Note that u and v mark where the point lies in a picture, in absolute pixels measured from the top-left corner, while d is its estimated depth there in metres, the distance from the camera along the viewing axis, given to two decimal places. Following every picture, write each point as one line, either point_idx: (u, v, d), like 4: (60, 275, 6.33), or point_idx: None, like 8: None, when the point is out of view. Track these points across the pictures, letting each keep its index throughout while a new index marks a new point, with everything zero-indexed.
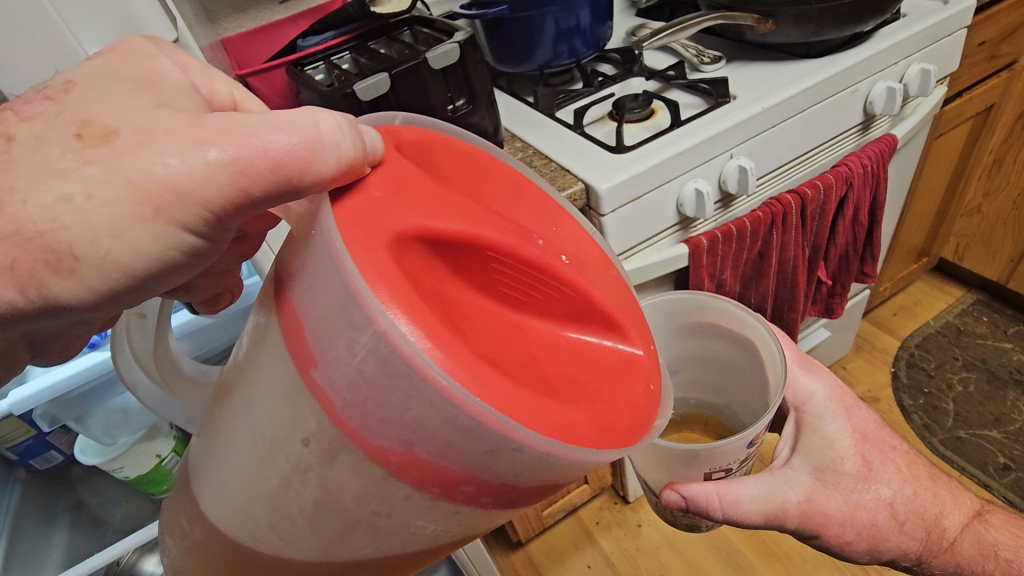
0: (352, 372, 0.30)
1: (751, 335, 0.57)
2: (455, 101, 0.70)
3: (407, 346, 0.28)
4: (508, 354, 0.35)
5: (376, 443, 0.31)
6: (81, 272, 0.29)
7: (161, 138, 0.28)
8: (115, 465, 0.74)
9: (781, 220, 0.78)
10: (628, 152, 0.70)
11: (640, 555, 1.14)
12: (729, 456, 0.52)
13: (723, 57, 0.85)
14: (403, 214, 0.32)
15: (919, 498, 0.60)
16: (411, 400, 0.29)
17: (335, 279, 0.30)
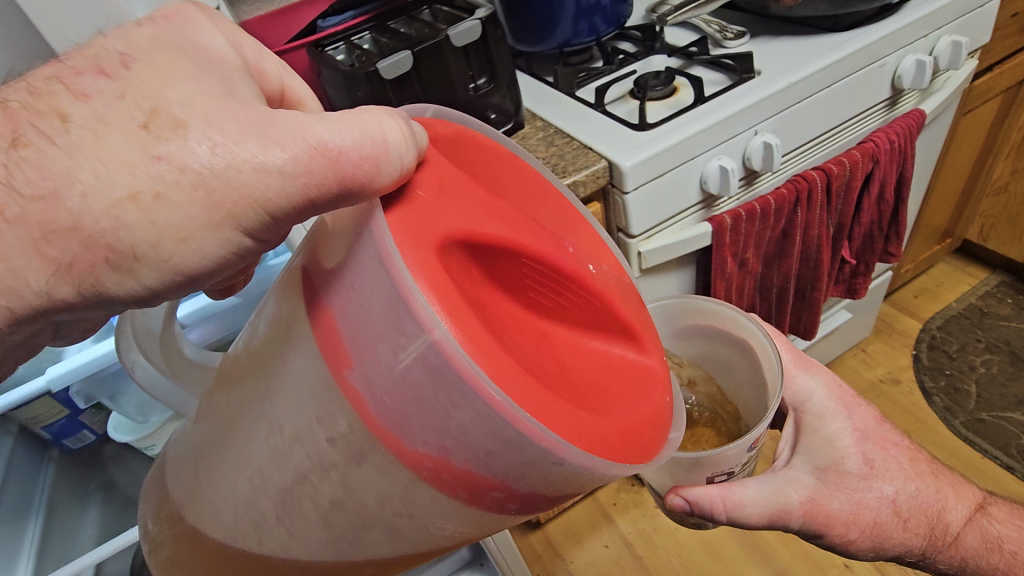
0: (395, 376, 0.30)
1: (750, 337, 0.57)
2: (476, 80, 0.70)
3: (459, 356, 0.28)
4: (537, 364, 0.35)
5: (410, 446, 0.32)
6: (139, 272, 0.29)
7: (236, 137, 0.28)
8: (147, 443, 0.76)
9: (806, 198, 0.77)
10: (651, 130, 0.69)
11: (658, 535, 1.15)
12: (732, 460, 0.51)
13: (747, 32, 0.84)
14: (449, 219, 0.32)
15: (927, 498, 0.61)
16: (456, 410, 0.29)
17: (383, 282, 0.30)
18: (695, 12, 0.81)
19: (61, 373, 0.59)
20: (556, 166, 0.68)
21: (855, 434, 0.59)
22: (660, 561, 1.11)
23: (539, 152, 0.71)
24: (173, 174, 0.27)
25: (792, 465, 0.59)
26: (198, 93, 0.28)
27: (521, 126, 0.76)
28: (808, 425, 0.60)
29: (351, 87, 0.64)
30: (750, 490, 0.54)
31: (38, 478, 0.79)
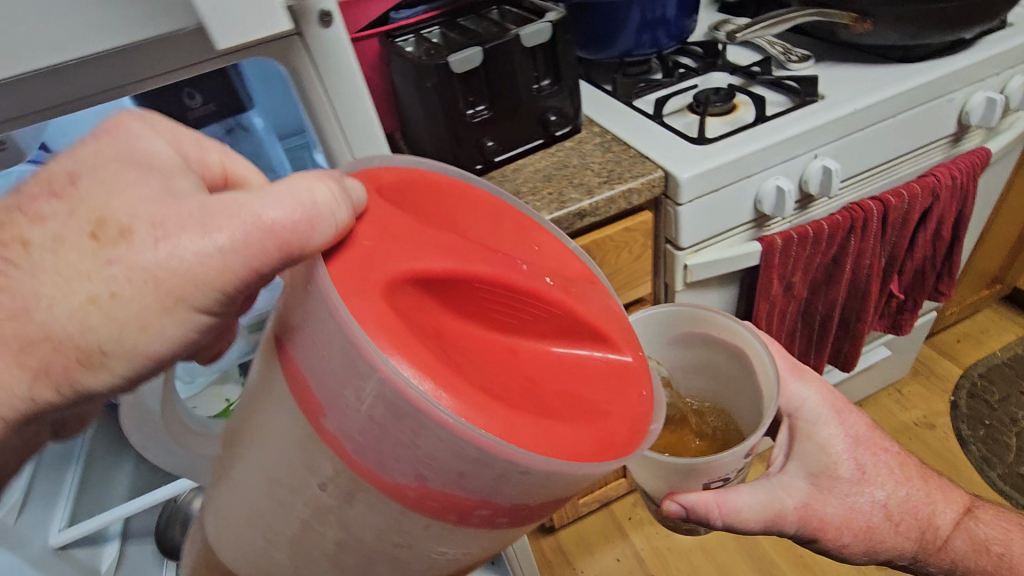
0: (362, 418, 0.31)
1: (744, 345, 0.62)
2: (540, 81, 0.71)
3: (412, 390, 0.29)
4: (500, 385, 0.34)
5: (384, 479, 0.33)
6: (109, 364, 0.30)
7: (175, 231, 0.29)
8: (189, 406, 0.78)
9: (860, 226, 0.76)
10: (709, 144, 0.69)
11: (670, 554, 1.14)
12: (727, 464, 0.55)
13: (811, 56, 0.83)
14: (394, 259, 0.32)
15: (917, 505, 0.62)
16: (420, 436, 0.30)
17: (335, 332, 0.31)
18: (761, 33, 0.80)
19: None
20: (611, 171, 0.68)
21: (846, 443, 0.61)
22: None
23: (595, 157, 0.72)
24: (131, 276, 0.28)
25: (785, 470, 0.61)
26: (142, 198, 0.29)
27: (578, 130, 0.77)
28: (802, 434, 0.62)
29: (419, 78, 0.65)
30: (746, 496, 0.57)
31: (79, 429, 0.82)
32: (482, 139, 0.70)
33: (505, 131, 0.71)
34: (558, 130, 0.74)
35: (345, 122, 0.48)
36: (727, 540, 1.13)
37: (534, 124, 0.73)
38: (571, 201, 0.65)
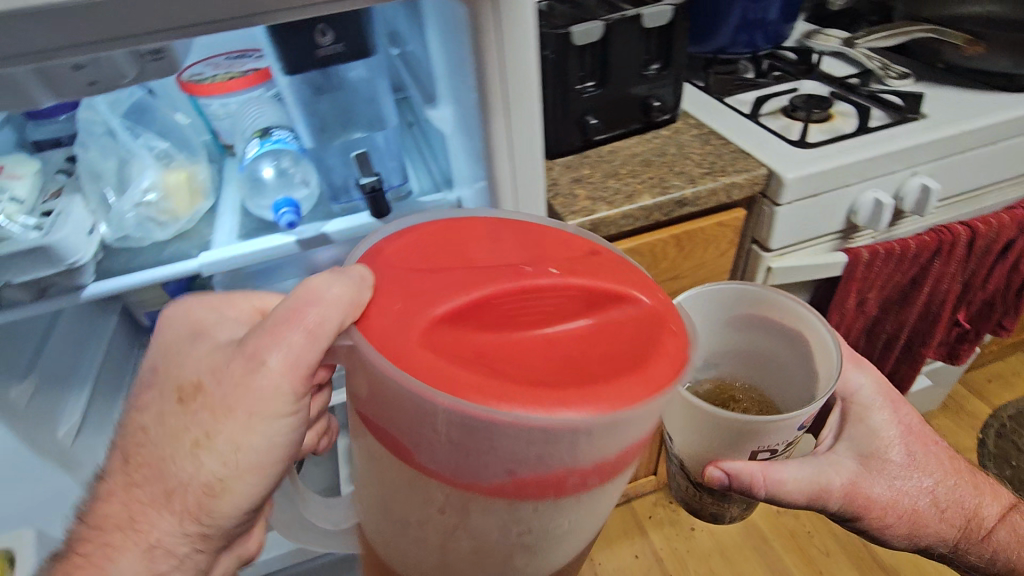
0: (445, 445, 0.32)
1: (802, 326, 0.62)
2: (649, 65, 0.71)
3: (468, 410, 0.29)
4: (532, 377, 0.30)
5: (476, 479, 0.33)
6: (229, 488, 0.36)
7: (227, 369, 0.35)
8: None
9: (946, 250, 0.75)
10: (811, 149, 0.69)
11: (690, 557, 1.14)
12: (781, 435, 0.56)
13: (910, 74, 0.83)
14: (415, 308, 0.32)
15: (960, 496, 0.64)
16: (493, 440, 0.30)
17: (392, 388, 0.31)
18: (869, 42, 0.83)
19: (224, 259, 0.61)
20: (713, 163, 0.68)
21: (894, 427, 0.62)
22: None
23: (694, 148, 0.71)
24: (219, 416, 0.35)
25: (833, 450, 0.62)
26: (201, 357, 0.36)
27: (672, 121, 0.76)
28: (853, 416, 0.63)
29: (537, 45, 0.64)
30: (795, 466, 0.58)
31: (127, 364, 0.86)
32: (586, 116, 0.70)
33: (606, 112, 0.71)
34: (658, 118, 0.74)
35: (510, 66, 0.46)
36: (746, 549, 1.14)
37: (634, 109, 0.72)
38: (673, 188, 0.65)
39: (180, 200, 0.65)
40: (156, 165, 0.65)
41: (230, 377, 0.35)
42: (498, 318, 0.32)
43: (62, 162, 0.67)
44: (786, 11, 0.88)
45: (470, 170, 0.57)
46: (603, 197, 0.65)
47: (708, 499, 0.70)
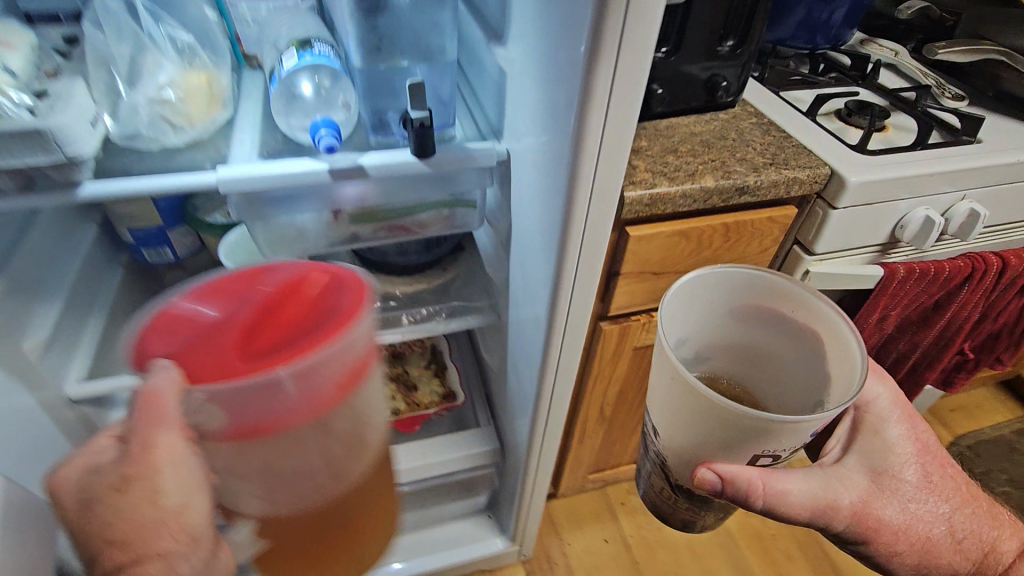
0: (300, 404, 0.38)
1: (816, 320, 0.60)
2: (725, 41, 0.67)
3: (294, 370, 0.36)
4: (308, 337, 0.37)
5: (329, 402, 0.39)
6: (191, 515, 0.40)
7: (138, 456, 0.39)
8: None
9: (976, 278, 0.75)
10: (873, 155, 0.67)
11: (659, 546, 1.16)
12: (791, 439, 0.54)
13: (965, 97, 0.82)
14: (215, 366, 0.37)
15: (969, 526, 0.63)
16: (314, 378, 0.37)
17: (248, 404, 0.36)
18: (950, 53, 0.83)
19: (250, 178, 0.54)
20: (775, 155, 0.65)
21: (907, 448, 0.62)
22: (655, 571, 1.12)
23: (755, 136, 0.68)
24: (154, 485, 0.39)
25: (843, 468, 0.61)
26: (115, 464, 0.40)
27: (733, 105, 0.73)
28: (867, 429, 0.64)
29: None
30: (793, 474, 0.58)
31: (104, 281, 0.77)
32: (652, 86, 0.66)
33: (671, 83, 0.67)
34: (722, 99, 0.70)
35: (640, 21, 0.40)
36: (713, 543, 1.17)
37: (699, 86, 0.68)
38: (735, 174, 0.61)
39: (198, 106, 0.57)
40: (176, 62, 0.57)
41: (146, 461, 0.38)
42: (270, 311, 0.38)
43: (60, 41, 0.58)
44: (852, 16, 0.85)
45: (537, 118, 0.52)
46: (663, 172, 0.61)
47: (680, 502, 0.70)
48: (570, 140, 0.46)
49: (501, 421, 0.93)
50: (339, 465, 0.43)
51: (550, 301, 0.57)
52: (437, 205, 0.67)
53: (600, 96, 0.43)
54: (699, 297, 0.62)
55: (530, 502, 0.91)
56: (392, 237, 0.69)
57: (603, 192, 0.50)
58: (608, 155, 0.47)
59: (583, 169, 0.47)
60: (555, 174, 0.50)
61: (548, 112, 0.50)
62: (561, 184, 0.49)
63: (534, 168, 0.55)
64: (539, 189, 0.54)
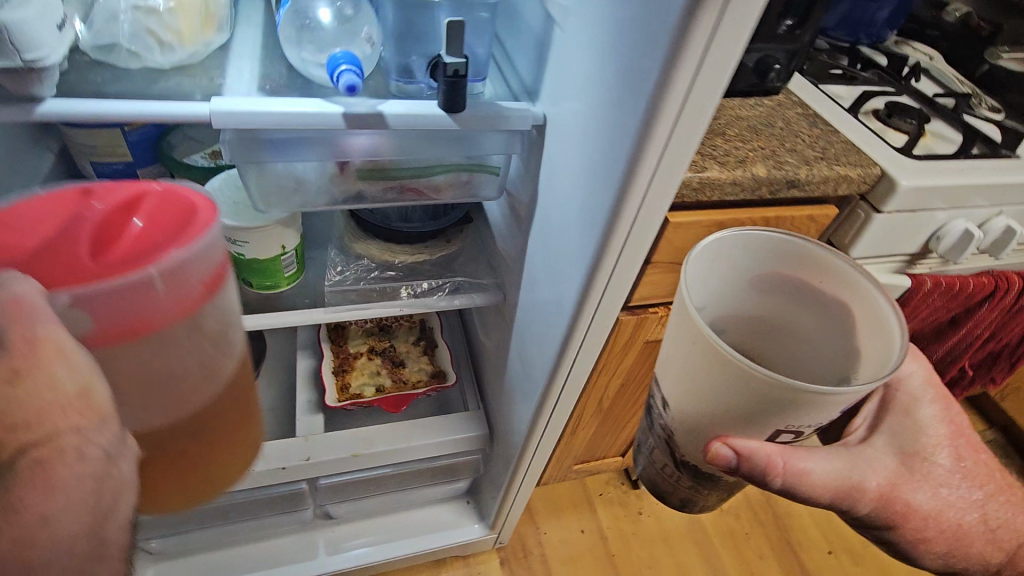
0: (172, 305, 0.33)
1: (846, 288, 0.51)
2: (784, 19, 0.62)
3: (168, 265, 0.31)
4: (165, 240, 0.32)
5: (198, 304, 0.35)
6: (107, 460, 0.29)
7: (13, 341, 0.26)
8: (237, 238, 0.62)
9: (997, 296, 0.74)
10: (920, 160, 0.63)
11: (634, 539, 1.15)
12: (825, 413, 0.44)
13: (1002, 112, 0.79)
14: (60, 275, 0.30)
15: (1006, 517, 0.63)
16: (187, 275, 0.33)
17: (109, 309, 0.30)
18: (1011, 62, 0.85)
19: (249, 113, 0.46)
20: (825, 148, 0.60)
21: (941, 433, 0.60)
22: (630, 564, 1.12)
23: (801, 126, 0.63)
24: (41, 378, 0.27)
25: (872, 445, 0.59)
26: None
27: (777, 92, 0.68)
28: (897, 411, 0.62)
29: None
30: (812, 452, 0.51)
31: None
32: None
33: None
34: (771, 83, 0.65)
35: None
36: (688, 539, 1.16)
37: (749, 67, 0.63)
38: (787, 166, 0.56)
39: (190, 22, 0.48)
40: None
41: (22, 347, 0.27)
42: (114, 220, 0.32)
43: None
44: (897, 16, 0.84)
45: (594, 78, 0.46)
46: (711, 155, 0.55)
47: (685, 480, 0.59)
48: (641, 106, 0.40)
49: (493, 407, 0.88)
50: (213, 367, 0.39)
51: (583, 285, 0.52)
52: (455, 167, 0.60)
53: (693, 53, 0.36)
54: (714, 263, 0.50)
55: (517, 491, 0.87)
56: (403, 200, 0.62)
57: (667, 170, 0.44)
58: (684, 128, 0.40)
59: (653, 141, 0.41)
60: (613, 144, 0.44)
61: (612, 71, 0.43)
62: (621, 156, 0.43)
63: (581, 136, 0.49)
64: (587, 160, 0.48)
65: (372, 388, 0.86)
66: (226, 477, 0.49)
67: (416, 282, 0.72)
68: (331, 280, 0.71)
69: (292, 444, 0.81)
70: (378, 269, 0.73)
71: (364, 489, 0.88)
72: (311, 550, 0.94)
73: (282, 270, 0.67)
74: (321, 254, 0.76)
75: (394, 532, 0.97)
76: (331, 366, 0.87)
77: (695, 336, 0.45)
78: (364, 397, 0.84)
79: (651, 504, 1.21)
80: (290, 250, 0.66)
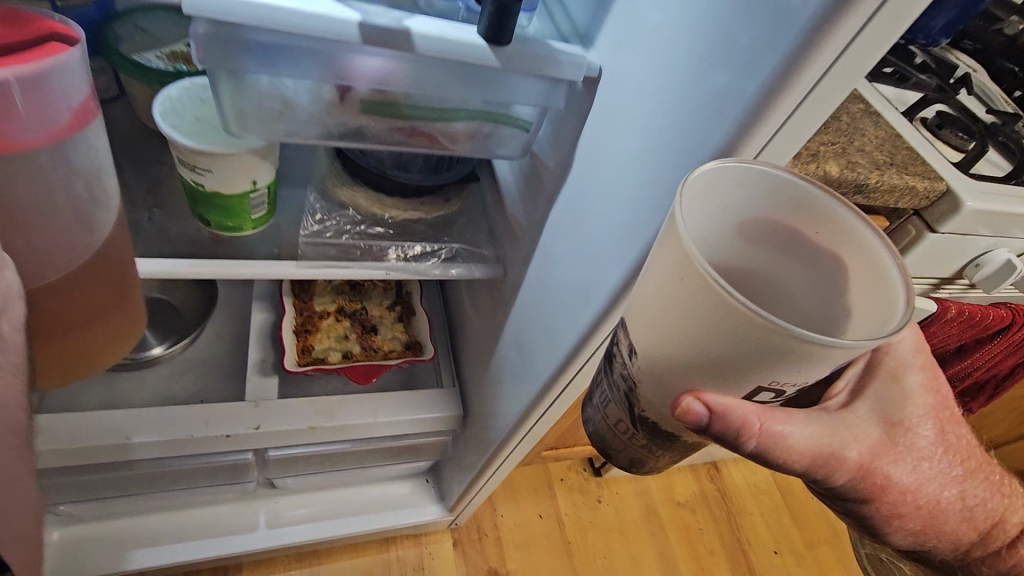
0: (28, 129, 0.28)
1: (841, 240, 0.34)
2: None
3: (25, 74, 0.26)
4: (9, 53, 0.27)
5: (55, 137, 0.29)
6: None
7: None
8: (198, 164, 0.50)
9: (1004, 330, 0.72)
10: (982, 179, 0.58)
11: (591, 526, 1.12)
12: (806, 368, 0.30)
13: None
14: None
15: (986, 495, 0.49)
16: (45, 95, 0.28)
17: None
18: None
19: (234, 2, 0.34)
20: (892, 152, 0.54)
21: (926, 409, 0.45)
22: (584, 552, 1.09)
23: (866, 123, 0.56)
24: None
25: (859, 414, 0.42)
26: None
27: None
28: (885, 379, 0.44)
29: None
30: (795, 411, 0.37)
31: None
32: None
33: None
34: None
35: None
36: (645, 532, 1.15)
37: None
38: (858, 168, 0.50)
39: None
40: None
41: None
42: None
43: None
44: (951, 27, 0.76)
45: (688, 31, 0.37)
46: None
47: (639, 439, 0.42)
48: (763, 75, 0.32)
49: (470, 387, 0.80)
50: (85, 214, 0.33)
51: (625, 277, 0.44)
52: (477, 114, 0.49)
53: (849, 18, 0.30)
54: (705, 194, 0.33)
55: (486, 479, 0.81)
56: (412, 145, 0.51)
57: (766, 157, 0.36)
58: (807, 110, 0.34)
59: (767, 119, 0.33)
60: (706, 118, 0.36)
61: (718, 26, 0.35)
62: (721, 135, 0.35)
63: (654, 100, 0.40)
64: (659, 131, 0.40)
65: (337, 353, 0.76)
66: (107, 355, 0.42)
67: (409, 244, 0.62)
68: (308, 230, 0.60)
69: (239, 410, 0.71)
70: (365, 224, 0.62)
71: (318, 462, 0.80)
72: (251, 521, 0.86)
73: (249, 210, 0.56)
74: (296, 195, 0.64)
75: (344, 507, 0.90)
76: (292, 323, 0.76)
77: (682, 265, 0.30)
78: (328, 363, 0.74)
79: (611, 493, 1.18)
80: (262, 188, 0.54)
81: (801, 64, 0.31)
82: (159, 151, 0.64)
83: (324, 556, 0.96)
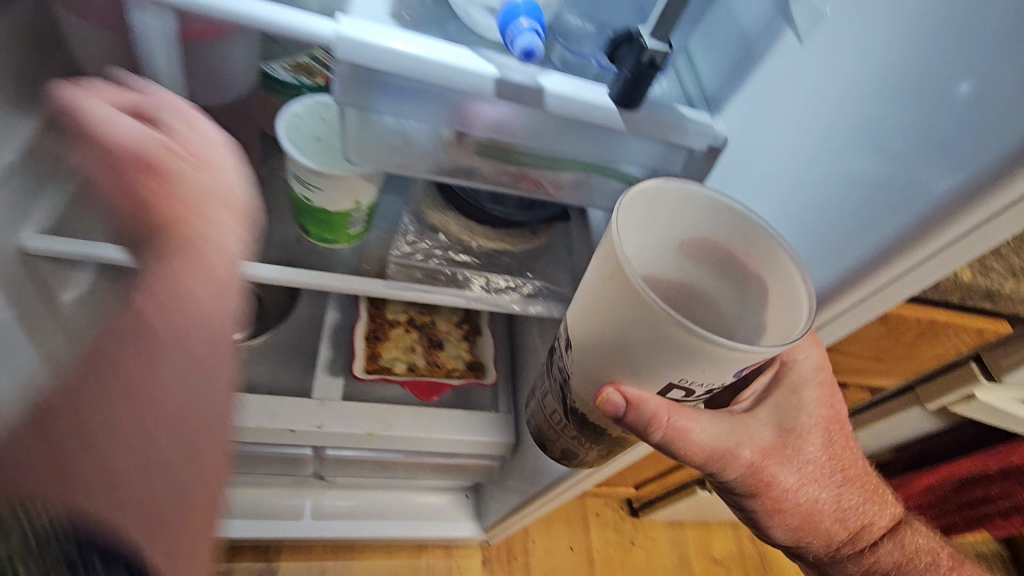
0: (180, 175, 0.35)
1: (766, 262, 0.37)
2: None
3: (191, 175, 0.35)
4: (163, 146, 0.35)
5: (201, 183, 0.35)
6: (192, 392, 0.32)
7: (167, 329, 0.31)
8: (311, 183, 0.52)
9: None
10: None
11: (620, 566, 1.10)
12: (711, 367, 0.31)
13: None
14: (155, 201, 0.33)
15: (864, 501, 0.45)
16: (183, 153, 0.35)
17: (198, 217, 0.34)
18: None
19: (382, 47, 0.36)
20: None
21: (821, 409, 0.43)
22: None
23: None
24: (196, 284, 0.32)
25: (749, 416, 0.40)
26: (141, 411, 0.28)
27: None
28: (784, 386, 0.43)
29: None
30: (704, 411, 0.37)
31: None
32: None
33: None
34: None
35: None
36: None
37: None
38: (992, 273, 0.46)
39: None
40: None
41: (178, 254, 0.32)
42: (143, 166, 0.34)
43: None
44: None
45: (860, 117, 0.36)
46: None
47: (570, 430, 0.43)
48: (955, 178, 0.31)
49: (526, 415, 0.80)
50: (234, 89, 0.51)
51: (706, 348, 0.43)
52: (589, 166, 0.48)
53: None
54: (646, 205, 0.37)
55: (529, 510, 0.81)
56: (518, 190, 0.50)
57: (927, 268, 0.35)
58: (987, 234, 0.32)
59: (934, 230, 0.33)
60: (867, 218, 0.36)
61: (900, 120, 0.33)
62: (888, 233, 0.35)
63: (804, 180, 0.39)
64: (809, 212, 0.39)
65: (403, 365, 0.77)
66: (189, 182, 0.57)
67: (493, 276, 0.62)
68: (399, 250, 0.61)
69: (306, 405, 0.73)
70: (453, 250, 0.62)
71: (368, 466, 0.82)
72: (298, 511, 0.89)
73: (348, 226, 0.58)
74: (389, 208, 0.66)
75: (384, 511, 0.91)
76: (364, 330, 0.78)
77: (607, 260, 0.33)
78: (393, 375, 0.75)
79: (645, 535, 1.15)
80: (363, 207, 0.56)
81: (993, 182, 0.30)
82: (269, 154, 0.67)
83: (359, 553, 0.98)
